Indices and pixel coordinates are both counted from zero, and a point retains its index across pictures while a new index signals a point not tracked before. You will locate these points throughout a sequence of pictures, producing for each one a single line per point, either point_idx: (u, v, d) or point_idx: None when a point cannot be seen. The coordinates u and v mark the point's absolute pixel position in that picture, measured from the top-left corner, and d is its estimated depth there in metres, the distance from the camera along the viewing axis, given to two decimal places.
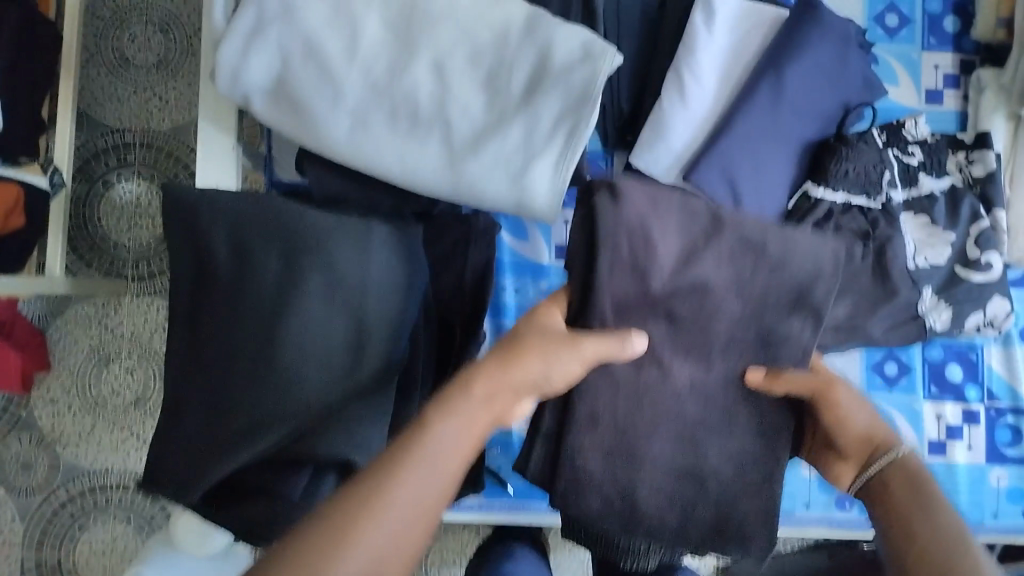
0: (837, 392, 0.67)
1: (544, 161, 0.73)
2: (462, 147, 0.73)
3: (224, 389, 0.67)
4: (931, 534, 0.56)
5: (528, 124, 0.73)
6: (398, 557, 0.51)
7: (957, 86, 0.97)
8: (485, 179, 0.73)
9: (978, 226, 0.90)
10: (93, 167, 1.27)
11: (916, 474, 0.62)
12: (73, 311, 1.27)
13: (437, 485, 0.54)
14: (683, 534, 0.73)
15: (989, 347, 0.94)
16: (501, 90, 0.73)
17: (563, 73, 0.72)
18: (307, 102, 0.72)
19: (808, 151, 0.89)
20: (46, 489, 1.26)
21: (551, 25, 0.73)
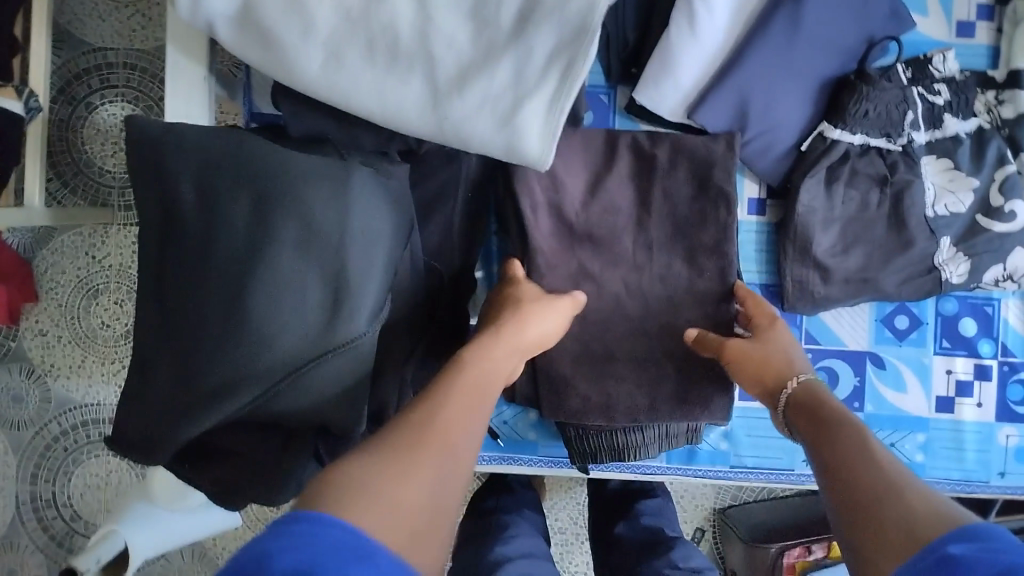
0: (729, 346, 0.75)
1: (536, 103, 0.68)
2: (448, 87, 0.68)
3: (189, 348, 0.63)
4: (837, 448, 0.58)
5: (518, 63, 0.68)
6: (460, 456, 0.55)
7: (991, 17, 0.88)
8: (473, 123, 0.68)
9: (1004, 171, 0.85)
10: (76, 90, 1.20)
11: (809, 400, 0.67)
12: (59, 242, 1.23)
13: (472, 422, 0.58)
14: (654, 409, 0.82)
15: (1006, 300, 0.90)
16: (488, 22, 0.67)
17: (556, 5, 0.65)
18: (279, 35, 0.66)
19: (826, 89, 0.83)
20: (37, 423, 1.25)
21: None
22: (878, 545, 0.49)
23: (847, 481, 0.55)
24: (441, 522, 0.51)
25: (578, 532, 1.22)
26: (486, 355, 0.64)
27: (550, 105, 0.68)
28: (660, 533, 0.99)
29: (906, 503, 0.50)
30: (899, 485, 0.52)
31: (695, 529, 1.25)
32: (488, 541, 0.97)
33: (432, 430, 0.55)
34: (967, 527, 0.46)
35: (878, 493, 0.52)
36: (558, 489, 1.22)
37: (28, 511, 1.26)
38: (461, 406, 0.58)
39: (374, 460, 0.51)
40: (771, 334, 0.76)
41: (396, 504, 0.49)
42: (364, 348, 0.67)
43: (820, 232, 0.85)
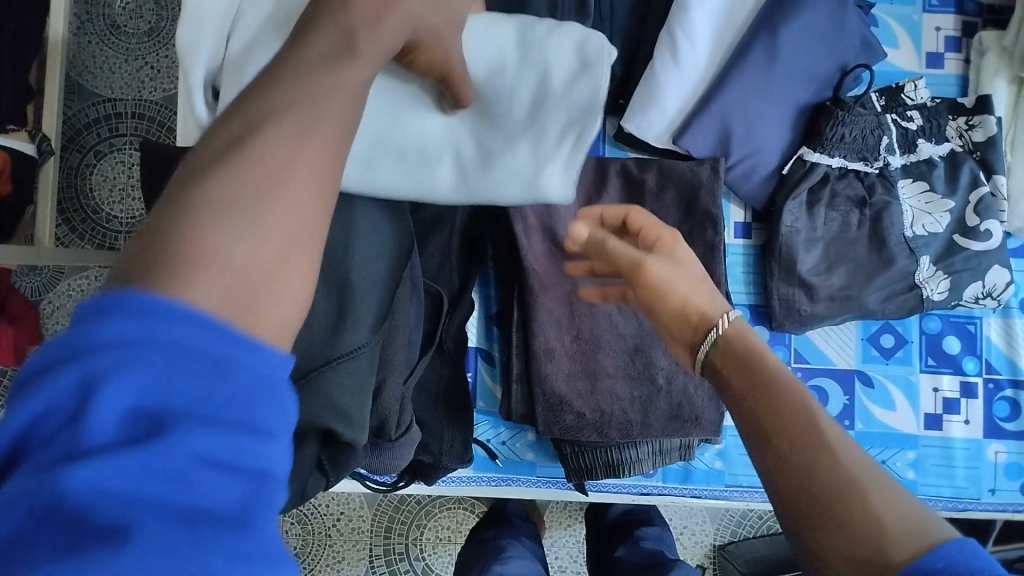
0: (648, 270, 0.65)
1: (556, 169, 0.67)
2: (474, 168, 0.67)
3: None
4: (780, 413, 0.50)
5: (533, 136, 0.67)
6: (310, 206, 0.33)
7: (959, 48, 0.95)
8: (501, 192, 0.67)
9: (978, 192, 0.89)
10: (85, 138, 1.25)
11: (743, 350, 0.56)
12: (64, 285, 1.28)
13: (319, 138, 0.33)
14: (647, 423, 0.84)
15: (988, 318, 0.93)
16: (500, 114, 0.67)
17: (562, 93, 0.67)
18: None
19: (804, 114, 0.87)
20: None
21: (544, 54, 0.67)
22: (837, 553, 0.44)
23: (801, 466, 0.47)
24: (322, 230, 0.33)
25: (578, 569, 1.22)
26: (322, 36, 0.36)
27: (569, 166, 0.68)
28: (660, 555, 1.01)
29: (874, 517, 0.43)
30: (864, 484, 0.45)
31: (697, 565, 1.24)
32: (485, 566, 0.98)
33: (268, 132, 0.32)
34: (938, 554, 0.40)
35: (834, 501, 0.45)
36: (557, 525, 1.22)
37: None
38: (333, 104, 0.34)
39: (151, 224, 0.30)
40: (679, 256, 0.67)
41: (259, 238, 0.31)
42: (364, 355, 0.69)
43: (804, 251, 0.88)
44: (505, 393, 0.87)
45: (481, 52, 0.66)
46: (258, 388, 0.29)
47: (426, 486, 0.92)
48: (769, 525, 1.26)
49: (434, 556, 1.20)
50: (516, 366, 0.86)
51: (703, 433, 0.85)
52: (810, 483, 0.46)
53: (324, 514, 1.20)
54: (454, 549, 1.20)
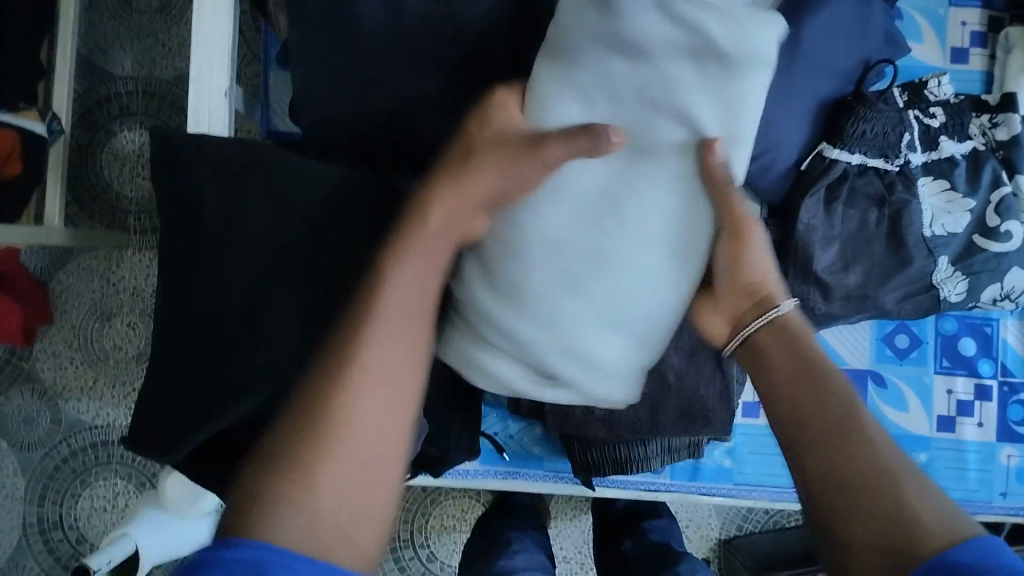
0: (751, 230, 0.63)
1: (710, 22, 0.61)
2: (694, 127, 0.62)
3: (210, 337, 0.69)
4: (824, 407, 0.56)
5: (665, 52, 0.62)
6: (381, 436, 0.54)
7: (984, 43, 0.94)
8: (730, 91, 0.62)
9: (999, 193, 0.87)
10: (96, 116, 1.25)
11: (793, 337, 0.62)
12: (74, 265, 1.27)
13: (375, 401, 0.54)
14: (656, 420, 0.82)
15: (1005, 320, 0.92)
16: (637, 100, 0.63)
17: (629, 23, 0.61)
18: (581, 346, 0.64)
19: (825, 109, 0.85)
20: (47, 445, 1.27)
21: (600, 47, 0.62)
22: (869, 532, 0.51)
23: (841, 459, 0.54)
24: (385, 480, 0.53)
25: (583, 560, 1.22)
26: (387, 302, 0.57)
27: (737, 28, 0.61)
28: (668, 549, 1.00)
29: (911, 512, 0.50)
30: (897, 479, 0.52)
31: (703, 558, 1.24)
32: (491, 558, 0.97)
33: (339, 407, 0.53)
34: (966, 549, 0.47)
35: (875, 493, 0.51)
36: (563, 515, 1.22)
37: (35, 533, 1.27)
38: (377, 364, 0.55)
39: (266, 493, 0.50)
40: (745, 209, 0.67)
41: (344, 488, 0.51)
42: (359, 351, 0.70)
43: (820, 250, 0.86)
44: None
45: (552, 107, 0.62)
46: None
47: (433, 479, 0.92)
48: (777, 520, 1.26)
49: (439, 543, 1.20)
50: None
51: (712, 433, 0.84)
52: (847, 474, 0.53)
53: None
54: (460, 537, 1.20)
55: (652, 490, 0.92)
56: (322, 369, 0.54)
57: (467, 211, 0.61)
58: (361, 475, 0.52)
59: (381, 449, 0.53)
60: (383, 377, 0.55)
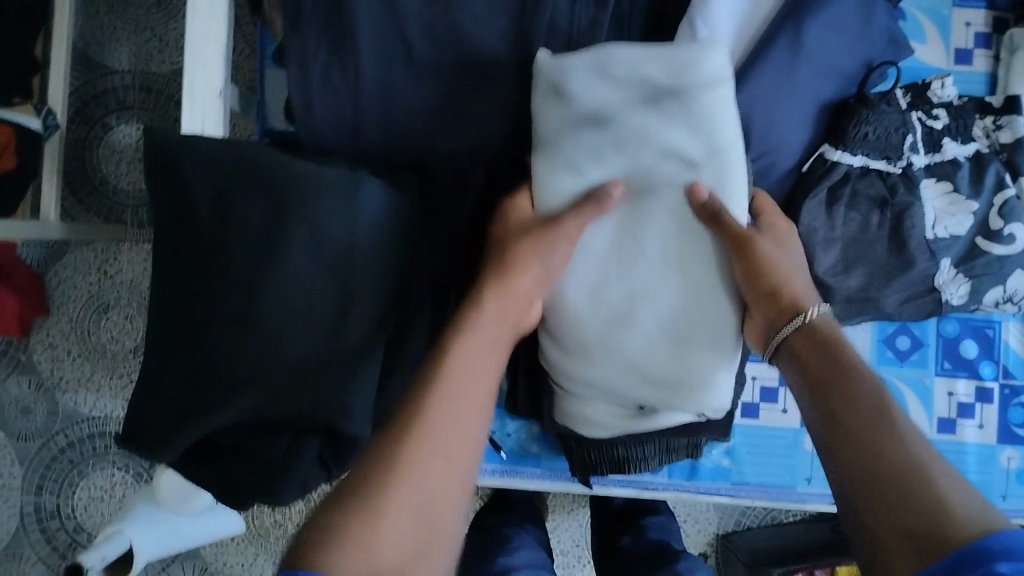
0: (755, 245, 0.69)
1: (654, 71, 0.69)
2: (675, 159, 0.70)
3: (209, 334, 0.68)
4: (851, 409, 0.59)
5: (624, 109, 0.70)
6: (450, 463, 0.59)
7: (988, 44, 0.93)
8: (689, 121, 0.69)
9: (1003, 195, 0.87)
10: (92, 110, 1.23)
11: (816, 339, 0.67)
12: (71, 257, 1.26)
13: (449, 430, 0.59)
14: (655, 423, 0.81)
15: (1006, 322, 0.92)
16: (620, 157, 0.71)
17: (588, 99, 0.70)
18: (657, 371, 0.74)
19: (825, 111, 0.85)
20: (45, 435, 1.26)
21: (572, 124, 0.71)
22: (898, 523, 0.51)
23: (869, 454, 0.55)
24: (441, 527, 0.58)
25: (580, 554, 1.22)
26: (474, 333, 0.65)
27: (675, 64, 0.68)
28: (667, 546, 1.00)
29: (942, 503, 0.50)
30: (927, 470, 0.53)
31: (700, 553, 1.24)
32: (490, 556, 0.97)
33: (416, 437, 0.58)
34: (997, 538, 0.47)
35: (904, 487, 0.52)
36: (561, 510, 1.22)
37: (32, 523, 1.27)
38: (456, 398, 0.61)
39: (343, 512, 0.54)
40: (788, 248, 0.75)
41: (412, 512, 0.56)
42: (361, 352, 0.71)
43: (821, 251, 0.85)
44: (513, 387, 0.86)
45: (552, 186, 0.72)
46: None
47: None
48: (775, 516, 1.25)
49: None
50: (523, 362, 0.84)
51: (712, 436, 0.83)
52: (874, 466, 0.55)
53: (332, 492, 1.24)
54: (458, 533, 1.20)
55: (651, 490, 0.92)
56: (407, 401, 0.60)
57: (517, 300, 0.69)
58: (426, 503, 0.57)
59: (446, 475, 0.59)
60: (450, 427, 0.60)
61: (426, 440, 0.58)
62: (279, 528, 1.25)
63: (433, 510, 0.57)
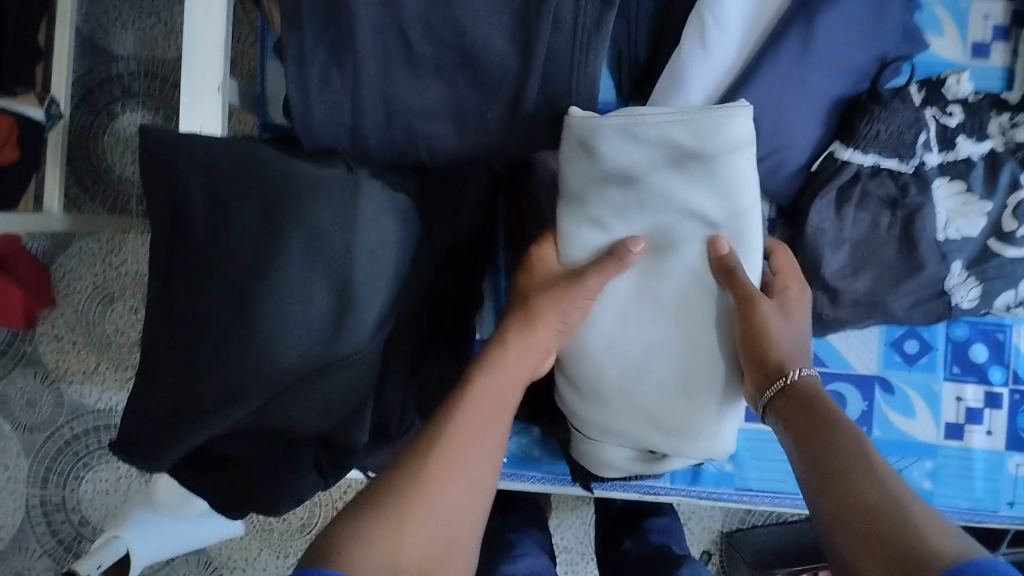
0: (759, 306, 0.71)
1: (681, 137, 0.70)
2: (698, 218, 0.73)
3: (201, 342, 0.67)
4: (833, 451, 0.60)
5: (650, 171, 0.71)
6: (473, 482, 0.59)
7: (1007, 37, 0.90)
8: (714, 185, 0.71)
9: (1016, 197, 0.84)
10: (97, 97, 1.22)
11: (800, 394, 0.68)
12: (76, 248, 1.26)
13: (475, 450, 0.60)
14: None
15: (1018, 326, 0.90)
16: (645, 215, 0.73)
17: (614, 161, 0.71)
18: (669, 417, 0.77)
19: (838, 108, 0.83)
20: (51, 426, 1.27)
21: (598, 182, 0.72)
22: (869, 547, 0.50)
23: (852, 484, 0.55)
24: (452, 558, 0.56)
25: (583, 551, 1.21)
26: (505, 360, 0.67)
27: (702, 132, 0.69)
28: (668, 551, 0.99)
29: (910, 525, 0.50)
30: (900, 502, 0.52)
31: (703, 551, 1.23)
32: (494, 558, 0.97)
33: (444, 449, 0.58)
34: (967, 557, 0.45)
35: (873, 513, 0.52)
36: (563, 507, 1.22)
37: (37, 515, 1.28)
38: (484, 422, 0.62)
39: (365, 513, 0.54)
40: (793, 313, 0.76)
41: (434, 521, 0.55)
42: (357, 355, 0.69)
43: (828, 253, 0.85)
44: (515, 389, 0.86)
45: (578, 240, 0.74)
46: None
47: None
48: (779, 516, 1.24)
49: None
50: None
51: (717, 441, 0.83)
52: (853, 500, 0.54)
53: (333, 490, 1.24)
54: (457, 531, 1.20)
55: (652, 494, 0.91)
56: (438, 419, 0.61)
57: (543, 351, 0.70)
58: (448, 521, 0.56)
59: (466, 493, 0.58)
60: (473, 453, 0.60)
61: (449, 461, 0.58)
62: (283, 523, 1.25)
63: (453, 524, 0.56)
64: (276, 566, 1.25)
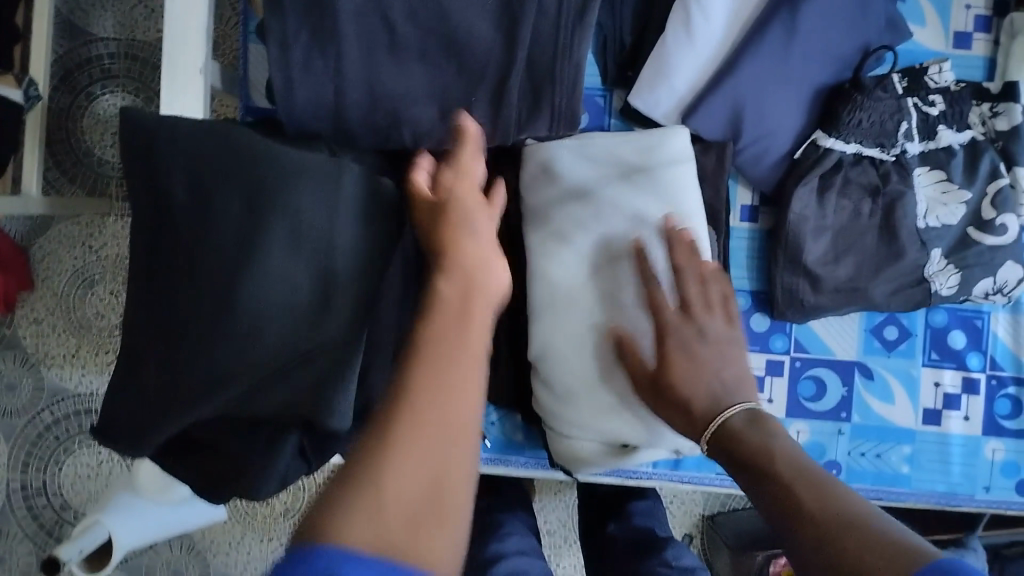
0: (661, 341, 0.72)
1: (623, 153, 0.82)
2: (645, 226, 0.80)
3: (187, 329, 0.66)
4: (793, 502, 0.57)
5: (597, 184, 0.82)
6: (450, 435, 0.48)
7: (988, 29, 0.91)
8: (655, 192, 0.80)
9: (997, 184, 0.86)
10: (76, 79, 1.20)
11: (739, 444, 0.65)
12: (56, 232, 1.25)
13: (447, 403, 0.48)
14: None
15: (996, 314, 0.91)
16: (598, 226, 0.81)
17: (566, 177, 0.82)
18: (634, 415, 0.80)
19: (821, 96, 0.85)
20: (31, 411, 1.26)
21: (557, 196, 0.82)
22: None
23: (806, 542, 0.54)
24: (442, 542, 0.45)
25: (566, 535, 1.22)
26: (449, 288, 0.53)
27: (642, 147, 0.82)
28: (650, 533, 1.00)
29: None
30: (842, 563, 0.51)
31: (685, 535, 1.24)
32: (480, 541, 0.97)
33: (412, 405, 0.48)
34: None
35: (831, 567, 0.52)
36: (547, 491, 1.22)
37: (18, 499, 1.27)
38: (453, 362, 0.50)
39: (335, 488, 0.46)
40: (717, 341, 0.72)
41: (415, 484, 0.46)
42: (342, 330, 0.68)
43: (811, 240, 0.86)
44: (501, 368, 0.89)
45: (542, 256, 0.81)
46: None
47: None
48: None
49: None
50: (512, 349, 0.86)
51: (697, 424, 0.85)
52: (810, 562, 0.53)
53: (314, 477, 1.24)
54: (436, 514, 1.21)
55: (634, 479, 0.92)
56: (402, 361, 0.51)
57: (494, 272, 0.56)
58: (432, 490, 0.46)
59: (443, 452, 0.47)
60: (441, 403, 0.48)
61: (421, 420, 0.47)
62: (265, 506, 1.25)
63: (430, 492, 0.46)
64: (259, 551, 1.25)
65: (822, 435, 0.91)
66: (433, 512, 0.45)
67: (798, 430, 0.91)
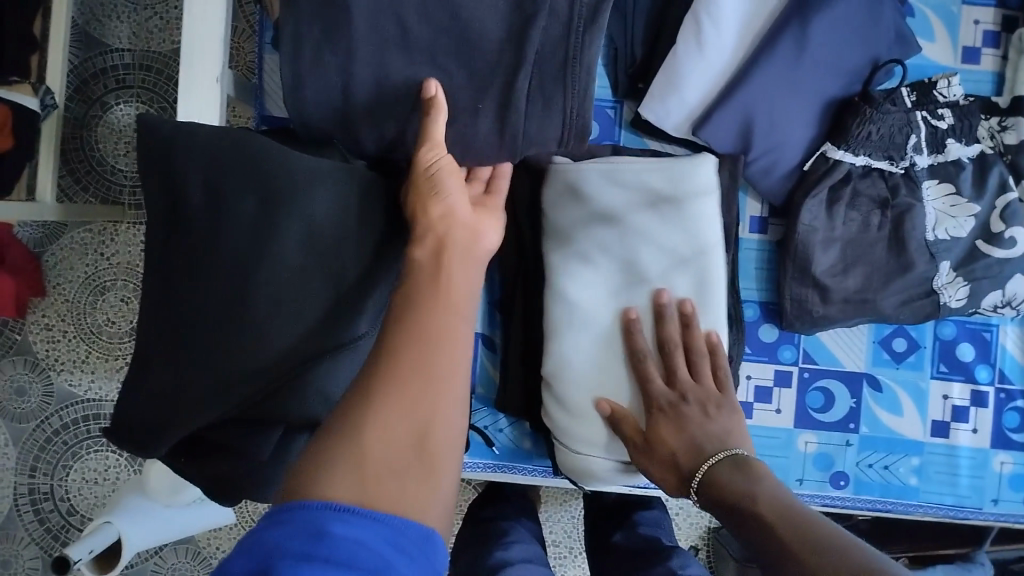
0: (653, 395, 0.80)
1: (652, 180, 0.82)
2: (668, 259, 0.81)
3: (197, 331, 0.66)
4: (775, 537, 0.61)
5: (625, 210, 0.82)
6: (435, 384, 0.51)
7: (996, 44, 0.92)
8: (683, 225, 0.81)
9: (1005, 198, 0.86)
10: (91, 89, 1.22)
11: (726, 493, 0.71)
12: (68, 238, 1.26)
13: (433, 360, 0.52)
14: None
15: (1005, 327, 0.92)
16: (622, 254, 0.82)
17: (594, 201, 0.82)
18: None
19: (830, 109, 0.85)
20: (40, 416, 1.26)
21: (583, 220, 0.83)
22: None
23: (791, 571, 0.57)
24: (426, 488, 0.48)
25: (572, 545, 1.22)
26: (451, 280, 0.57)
27: (672, 176, 0.81)
28: (657, 543, 1.00)
29: None
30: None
31: (691, 546, 1.24)
32: (486, 548, 0.97)
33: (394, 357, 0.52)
34: None
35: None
36: (553, 501, 1.22)
37: (25, 504, 1.27)
38: (437, 322, 0.54)
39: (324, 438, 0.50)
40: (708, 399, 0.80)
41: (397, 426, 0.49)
42: (354, 331, 0.70)
43: (819, 251, 0.87)
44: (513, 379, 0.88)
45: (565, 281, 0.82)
46: (389, 551, 0.44)
47: None
48: None
49: None
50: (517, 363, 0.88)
51: None
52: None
53: None
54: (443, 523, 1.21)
55: (642, 487, 0.92)
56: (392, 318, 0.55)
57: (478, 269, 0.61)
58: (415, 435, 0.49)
59: (424, 400, 0.50)
60: (425, 357, 0.52)
61: (400, 369, 0.51)
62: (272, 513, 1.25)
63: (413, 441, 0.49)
64: None
65: (829, 445, 0.91)
66: (420, 461, 0.48)
67: (806, 441, 0.91)
